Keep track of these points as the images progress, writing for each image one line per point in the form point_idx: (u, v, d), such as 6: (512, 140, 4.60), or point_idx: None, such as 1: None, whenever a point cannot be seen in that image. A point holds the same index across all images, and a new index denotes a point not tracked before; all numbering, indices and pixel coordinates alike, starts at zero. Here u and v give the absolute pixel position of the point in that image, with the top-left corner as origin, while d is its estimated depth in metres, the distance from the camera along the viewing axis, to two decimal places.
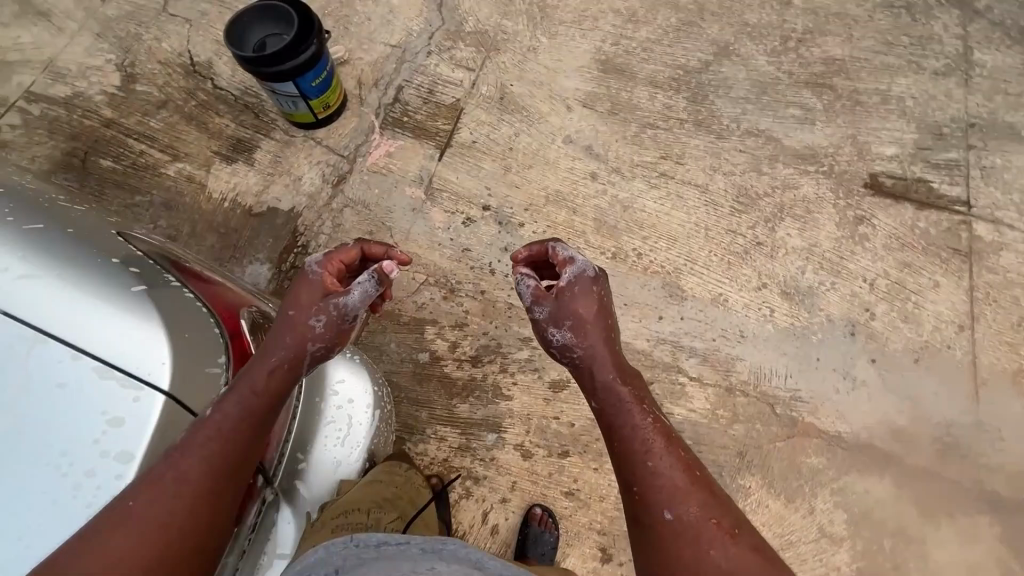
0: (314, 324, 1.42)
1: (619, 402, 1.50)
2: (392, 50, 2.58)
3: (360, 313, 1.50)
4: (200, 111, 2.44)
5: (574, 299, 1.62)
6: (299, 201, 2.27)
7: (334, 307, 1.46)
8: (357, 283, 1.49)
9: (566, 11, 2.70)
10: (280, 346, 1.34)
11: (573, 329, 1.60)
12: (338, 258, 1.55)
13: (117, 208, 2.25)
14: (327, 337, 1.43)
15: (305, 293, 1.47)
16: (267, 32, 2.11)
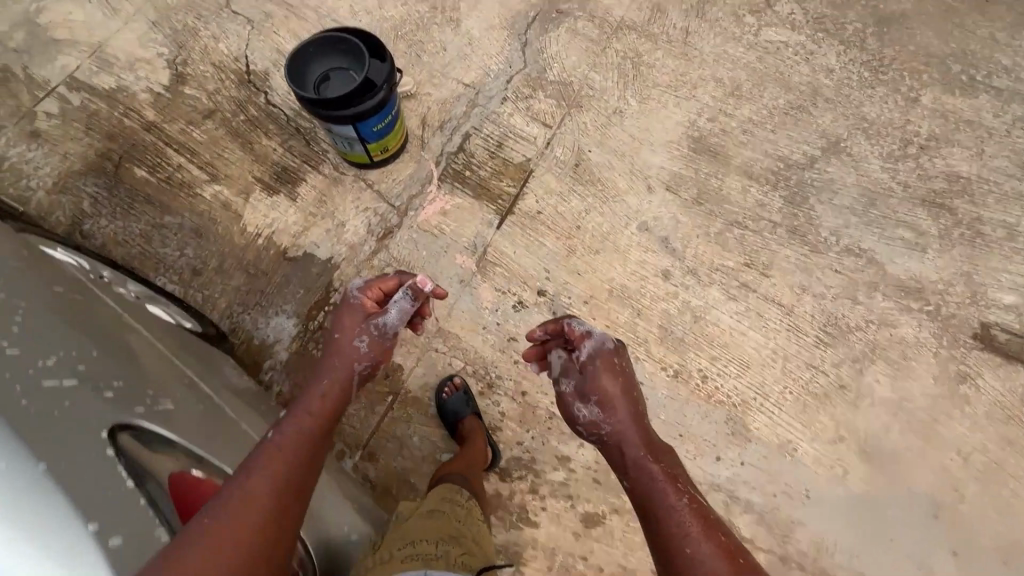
0: (359, 345, 1.47)
1: (649, 484, 1.30)
2: (464, 89, 2.33)
3: (399, 330, 1.55)
4: (248, 129, 2.23)
5: (598, 372, 1.46)
6: (338, 251, 2.05)
7: (376, 327, 1.51)
8: (392, 301, 1.54)
9: (663, 72, 2.42)
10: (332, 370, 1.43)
11: (597, 404, 1.44)
12: (377, 284, 1.57)
13: (144, 226, 2.06)
14: (370, 356, 1.49)
15: (348, 317, 1.51)
16: (333, 67, 1.88)
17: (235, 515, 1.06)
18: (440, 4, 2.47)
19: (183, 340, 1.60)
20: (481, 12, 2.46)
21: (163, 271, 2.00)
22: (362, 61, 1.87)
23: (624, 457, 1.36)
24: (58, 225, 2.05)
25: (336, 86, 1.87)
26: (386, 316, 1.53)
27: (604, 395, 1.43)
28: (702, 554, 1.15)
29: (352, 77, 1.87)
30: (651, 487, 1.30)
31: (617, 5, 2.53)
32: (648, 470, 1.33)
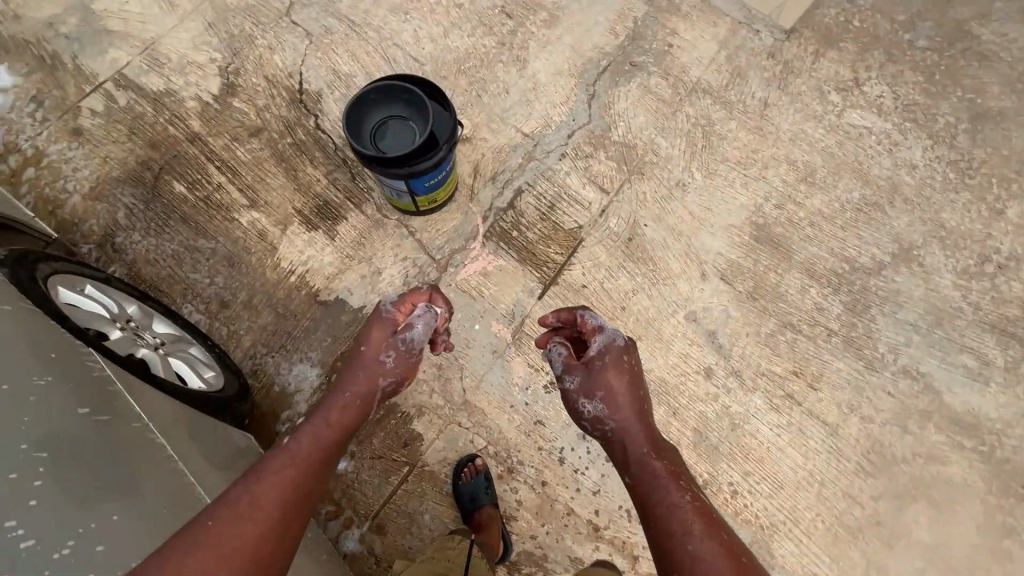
0: (385, 359, 1.48)
1: (650, 479, 1.32)
2: (522, 139, 2.20)
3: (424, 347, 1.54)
4: (294, 154, 2.13)
5: (605, 369, 1.49)
6: (371, 301, 1.97)
7: (404, 342, 1.50)
8: (419, 317, 1.54)
9: (734, 146, 2.27)
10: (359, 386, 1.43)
11: (603, 399, 1.46)
12: (410, 300, 1.57)
13: (176, 247, 1.99)
14: (395, 373, 1.49)
15: (377, 331, 1.52)
16: (391, 115, 1.77)
17: (244, 521, 1.08)
18: (507, 42, 2.34)
19: (198, 402, 1.50)
20: (550, 56, 2.33)
21: (190, 298, 1.94)
22: (422, 113, 1.75)
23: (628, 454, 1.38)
24: (90, 234, 1.99)
25: (393, 138, 1.76)
26: (414, 331, 1.52)
27: (610, 393, 1.46)
28: (702, 550, 1.15)
29: (411, 130, 1.76)
30: (653, 485, 1.31)
31: (695, 66, 2.37)
32: (651, 468, 1.34)
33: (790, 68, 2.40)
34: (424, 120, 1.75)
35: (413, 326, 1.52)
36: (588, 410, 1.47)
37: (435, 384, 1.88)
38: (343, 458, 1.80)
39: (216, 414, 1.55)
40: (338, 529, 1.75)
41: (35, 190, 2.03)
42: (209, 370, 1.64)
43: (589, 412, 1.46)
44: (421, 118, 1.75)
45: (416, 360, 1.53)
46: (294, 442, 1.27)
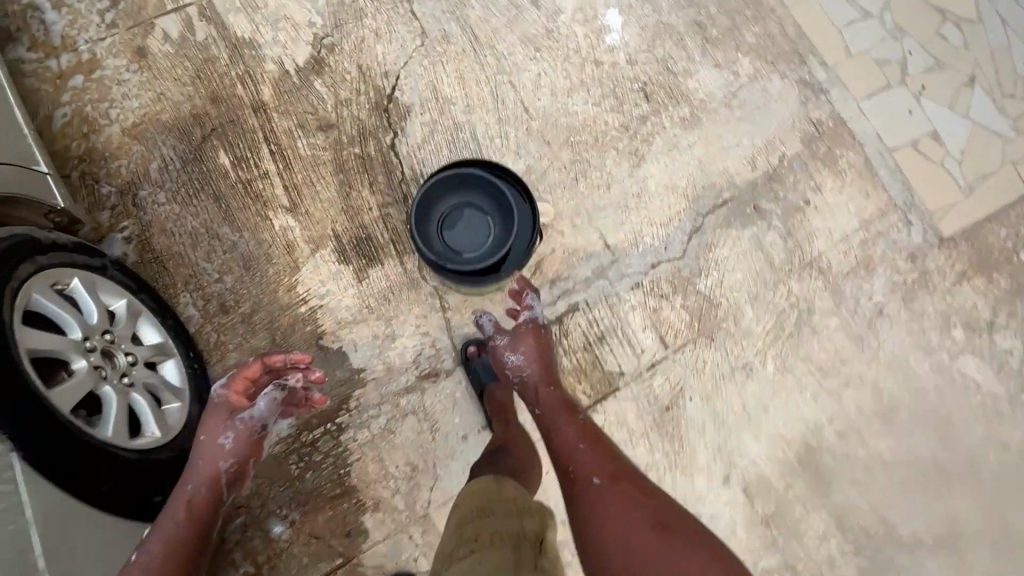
0: (222, 444, 1.44)
1: (550, 406, 1.53)
2: (602, 248, 1.92)
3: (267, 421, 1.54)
4: (355, 169, 1.89)
5: (529, 331, 1.69)
6: (373, 367, 1.78)
7: (243, 423, 1.48)
8: (263, 395, 1.54)
9: (823, 347, 1.97)
10: (201, 478, 1.39)
11: (524, 351, 1.65)
12: (240, 377, 1.51)
13: (197, 226, 1.80)
14: (239, 452, 1.47)
15: (210, 419, 1.46)
16: (469, 204, 1.61)
17: None
18: (632, 129, 2.03)
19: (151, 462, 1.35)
20: (670, 164, 2.02)
21: (191, 288, 1.76)
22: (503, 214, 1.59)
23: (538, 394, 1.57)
24: (116, 175, 1.80)
25: (464, 230, 1.61)
26: (254, 408, 1.51)
27: (525, 354, 1.65)
28: (591, 455, 1.35)
29: (486, 228, 1.59)
30: (551, 413, 1.51)
31: (822, 236, 2.04)
32: (552, 402, 1.54)
33: (925, 281, 2.05)
34: (504, 221, 1.58)
35: (255, 404, 1.52)
36: (511, 361, 1.64)
37: (402, 485, 1.71)
38: (280, 523, 1.67)
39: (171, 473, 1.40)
40: None
41: (76, 102, 1.82)
42: (175, 401, 1.50)
43: (511, 362, 1.64)
44: (501, 219, 1.59)
45: (259, 436, 1.52)
46: (141, 557, 1.26)
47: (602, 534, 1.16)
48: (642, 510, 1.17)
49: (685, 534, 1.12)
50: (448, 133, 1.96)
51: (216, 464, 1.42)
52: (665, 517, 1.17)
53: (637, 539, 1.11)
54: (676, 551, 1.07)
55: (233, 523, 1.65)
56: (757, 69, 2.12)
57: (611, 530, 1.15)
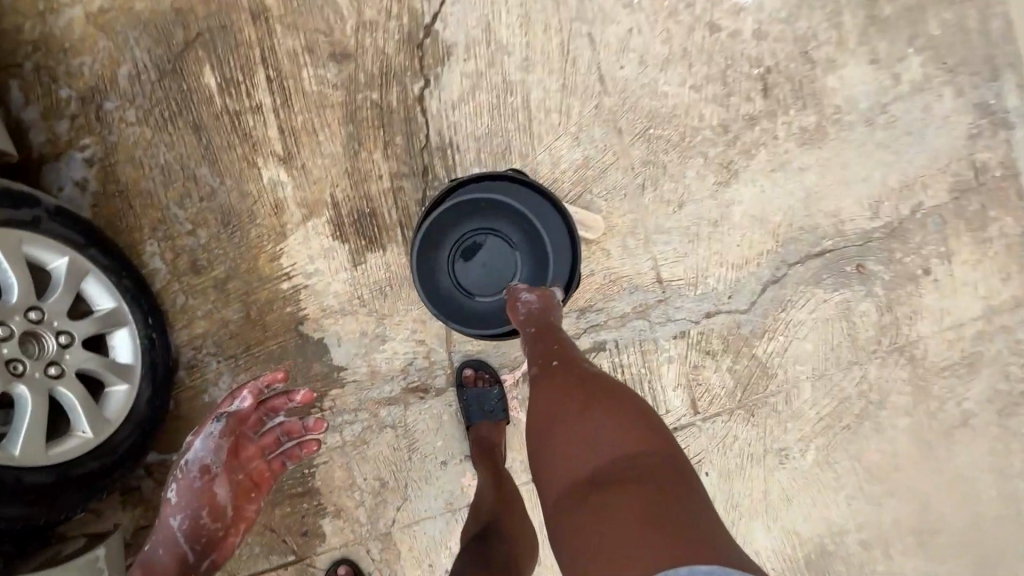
0: (169, 497, 1.34)
1: (540, 334, 1.23)
2: (651, 281, 1.55)
3: (212, 464, 1.36)
4: (369, 121, 1.50)
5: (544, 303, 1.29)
6: (355, 367, 1.55)
7: (184, 470, 1.35)
8: (202, 433, 1.36)
9: (882, 447, 1.64)
10: (161, 537, 1.33)
11: (533, 300, 1.29)
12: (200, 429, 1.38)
13: (170, 160, 1.48)
14: (190, 508, 1.34)
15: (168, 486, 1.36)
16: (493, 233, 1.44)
17: None
18: (733, 132, 1.54)
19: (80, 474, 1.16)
20: (768, 189, 1.55)
21: (159, 237, 1.49)
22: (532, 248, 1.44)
23: (527, 331, 1.25)
24: (76, 75, 1.45)
25: (485, 261, 1.45)
26: (191, 453, 1.35)
27: (539, 299, 1.29)
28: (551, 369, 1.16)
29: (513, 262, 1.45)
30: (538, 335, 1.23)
31: (930, 318, 1.62)
32: (550, 335, 1.23)
33: None
34: (534, 255, 1.44)
35: (192, 448, 1.36)
36: (523, 299, 1.31)
37: (367, 498, 1.57)
38: None
39: (105, 481, 1.21)
40: None
41: None
42: (121, 382, 1.26)
43: (525, 300, 1.30)
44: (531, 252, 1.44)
45: (206, 483, 1.35)
46: None
47: (538, 425, 1.10)
48: (577, 394, 1.09)
49: (615, 411, 1.06)
50: (494, 92, 1.50)
51: (169, 520, 1.33)
52: (597, 394, 1.09)
53: (569, 424, 1.05)
54: (604, 432, 1.02)
55: None
56: (926, 75, 1.56)
57: (549, 421, 1.08)
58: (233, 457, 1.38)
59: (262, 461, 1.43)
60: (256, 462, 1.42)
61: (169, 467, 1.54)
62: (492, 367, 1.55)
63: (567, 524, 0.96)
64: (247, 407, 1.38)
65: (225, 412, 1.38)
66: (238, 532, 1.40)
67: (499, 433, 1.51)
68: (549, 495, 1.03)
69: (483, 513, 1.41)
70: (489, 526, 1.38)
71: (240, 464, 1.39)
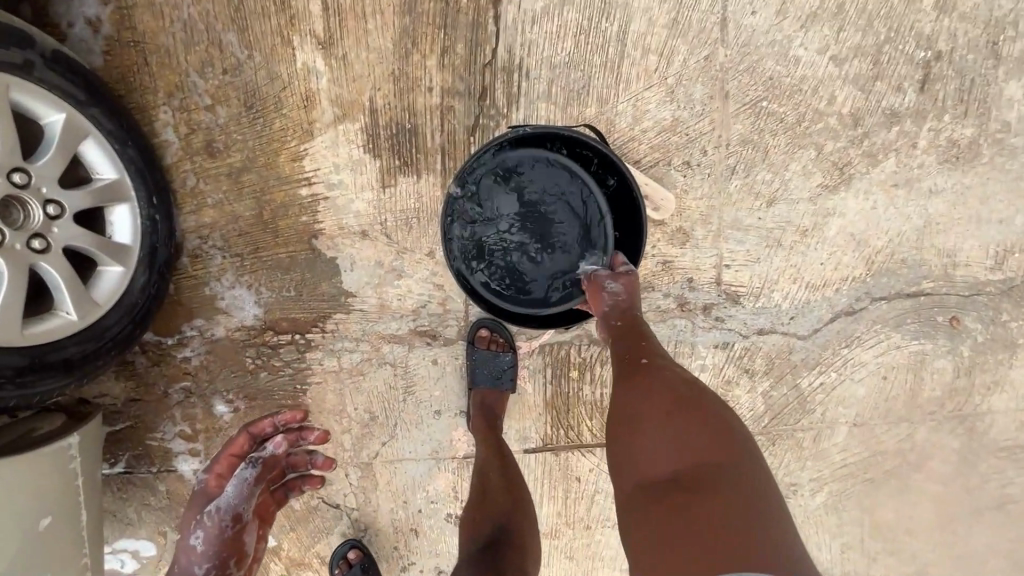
0: (194, 544, 1.37)
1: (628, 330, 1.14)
2: (708, 280, 1.35)
3: (243, 511, 1.41)
4: (429, 17, 1.24)
5: (624, 289, 1.18)
6: (365, 296, 1.43)
7: (213, 516, 1.39)
8: (238, 476, 1.41)
9: (900, 508, 1.51)
10: None
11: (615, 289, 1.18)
12: (225, 460, 1.42)
13: (197, 16, 1.26)
14: (209, 554, 1.37)
15: (187, 526, 1.39)
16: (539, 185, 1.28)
17: None
18: (864, 127, 1.24)
19: (58, 358, 1.09)
20: (882, 206, 1.28)
21: (174, 105, 1.31)
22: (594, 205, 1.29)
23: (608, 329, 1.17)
24: None
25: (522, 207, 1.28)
26: (222, 498, 1.40)
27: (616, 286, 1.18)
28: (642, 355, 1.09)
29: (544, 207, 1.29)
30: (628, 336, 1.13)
31: (1009, 392, 1.42)
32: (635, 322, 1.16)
33: None
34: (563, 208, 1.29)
35: (224, 491, 1.40)
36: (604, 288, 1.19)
37: (355, 426, 1.55)
38: (224, 406, 1.55)
39: (89, 365, 1.15)
40: (182, 450, 1.60)
41: None
42: (115, 265, 1.16)
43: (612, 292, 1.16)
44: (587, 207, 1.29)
45: (237, 530, 1.41)
46: None
47: (621, 412, 1.02)
48: (664, 389, 1.01)
49: (706, 420, 0.96)
50: (587, 13, 1.21)
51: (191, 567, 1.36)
52: (692, 408, 0.98)
53: (651, 423, 0.97)
54: (699, 435, 0.94)
55: (178, 385, 1.54)
56: None
57: (626, 410, 1.01)
58: (262, 496, 1.46)
59: (267, 494, 1.49)
60: (268, 499, 1.49)
61: (164, 349, 1.51)
62: (509, 332, 1.43)
63: (642, 522, 0.89)
64: (280, 451, 1.46)
65: (263, 454, 1.44)
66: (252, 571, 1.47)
67: (502, 402, 1.42)
68: (623, 489, 0.96)
69: (491, 512, 1.25)
70: (501, 526, 1.23)
71: (257, 504, 1.45)
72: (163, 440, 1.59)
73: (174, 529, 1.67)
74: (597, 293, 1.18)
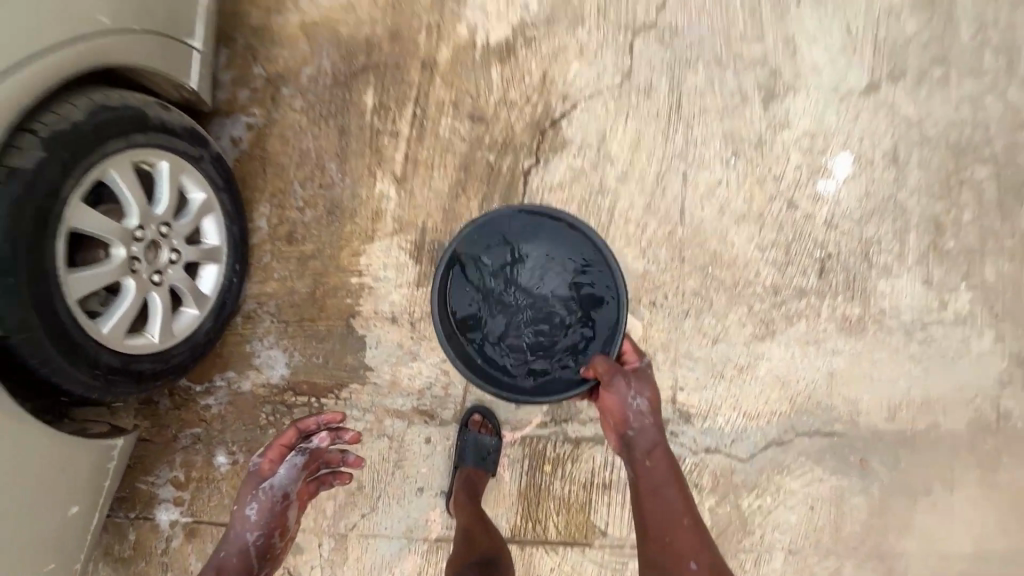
0: (248, 515, 1.47)
1: (660, 480, 1.38)
2: (666, 398, 1.66)
3: (290, 491, 1.52)
4: (477, 175, 1.74)
5: (648, 413, 1.41)
6: (380, 371, 1.69)
7: (265, 492, 1.50)
8: (288, 463, 1.52)
9: None
10: (232, 546, 1.47)
11: (641, 409, 1.41)
12: (278, 447, 1.51)
13: (312, 148, 1.75)
14: (261, 526, 1.49)
15: (243, 493, 1.50)
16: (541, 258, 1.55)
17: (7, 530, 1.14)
18: (781, 296, 1.68)
19: (137, 372, 1.32)
20: (798, 357, 1.66)
21: (274, 202, 1.73)
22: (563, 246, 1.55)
23: (644, 474, 1.39)
24: (272, 61, 1.76)
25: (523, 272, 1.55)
26: (275, 478, 1.51)
27: (638, 405, 1.41)
28: (683, 531, 1.32)
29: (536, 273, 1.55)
30: (662, 496, 1.36)
31: (918, 537, 1.64)
32: (667, 470, 1.39)
33: None
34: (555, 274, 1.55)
35: (275, 474, 1.50)
36: (634, 409, 1.42)
37: (341, 493, 1.68)
38: (225, 457, 1.69)
39: (150, 383, 1.36)
40: (167, 498, 1.69)
41: None
42: (194, 307, 1.45)
43: (637, 412, 1.41)
44: (563, 257, 1.55)
45: (283, 507, 1.51)
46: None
47: None
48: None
49: None
50: (588, 190, 1.73)
51: (244, 534, 1.47)
52: None
53: None
54: None
55: (189, 431, 1.69)
56: (974, 310, 1.67)
57: None
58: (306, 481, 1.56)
59: (306, 483, 1.56)
60: (310, 487, 1.57)
61: (190, 395, 1.70)
62: (497, 419, 1.66)
63: None
64: (323, 445, 1.55)
65: (316, 445, 1.55)
66: (287, 546, 1.59)
67: (484, 479, 1.60)
68: None
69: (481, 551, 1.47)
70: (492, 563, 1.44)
71: (302, 487, 1.55)
72: (154, 484, 1.69)
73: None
74: (624, 408, 1.41)
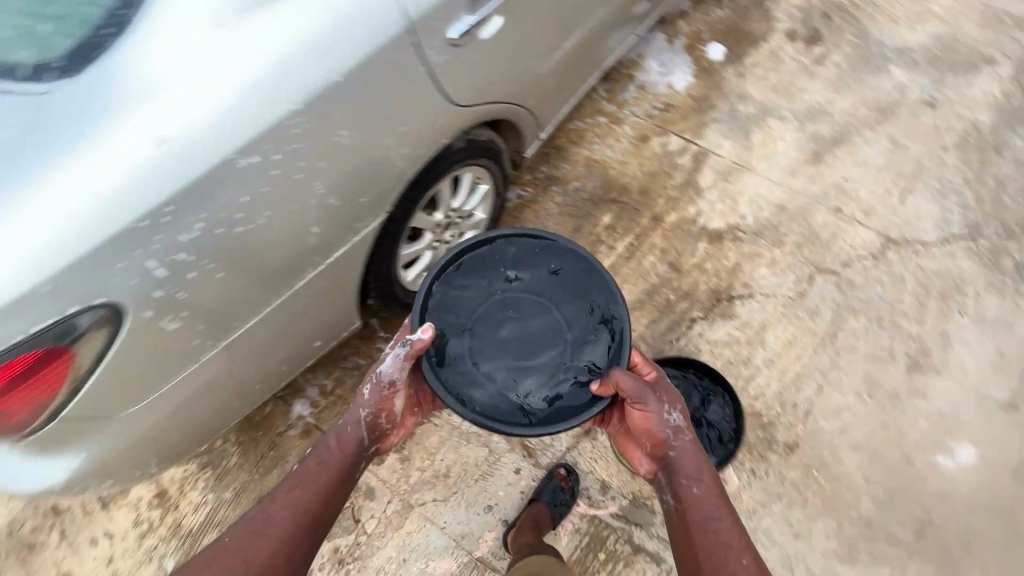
0: (364, 395, 1.31)
1: (704, 501, 1.22)
2: None
3: (399, 380, 1.32)
4: (657, 302, 2.18)
5: (678, 427, 1.30)
6: None
7: (375, 378, 1.31)
8: (393, 354, 1.30)
9: None
10: (348, 421, 1.32)
11: (671, 423, 1.30)
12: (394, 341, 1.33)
13: (552, 227, 2.35)
14: (373, 411, 1.31)
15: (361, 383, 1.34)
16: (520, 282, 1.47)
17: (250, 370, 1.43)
18: (873, 532, 1.82)
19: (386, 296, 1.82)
20: None
21: None
22: (543, 257, 1.49)
23: (684, 499, 1.24)
24: (556, 166, 2.47)
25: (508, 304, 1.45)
26: (383, 365, 1.31)
27: (668, 418, 1.30)
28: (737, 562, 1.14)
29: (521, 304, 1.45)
30: (711, 520, 1.19)
31: None
32: (711, 495, 1.23)
33: None
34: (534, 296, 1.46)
35: (384, 362, 1.30)
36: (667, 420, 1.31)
37: (428, 471, 1.91)
38: None
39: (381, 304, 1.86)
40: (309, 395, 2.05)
41: (587, 123, 2.56)
42: None
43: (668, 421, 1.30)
44: (531, 272, 1.48)
45: (393, 393, 1.33)
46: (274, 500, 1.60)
47: None
48: None
49: None
50: (737, 357, 2.07)
51: (358, 413, 1.31)
52: None
53: None
54: None
55: (356, 358, 2.10)
56: None
57: None
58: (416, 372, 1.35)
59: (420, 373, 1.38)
60: (415, 388, 1.43)
61: (372, 333, 2.13)
62: (579, 486, 1.86)
63: None
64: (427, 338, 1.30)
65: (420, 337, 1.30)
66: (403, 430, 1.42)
67: (547, 520, 1.77)
68: None
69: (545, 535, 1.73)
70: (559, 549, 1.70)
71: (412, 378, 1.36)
72: (307, 380, 2.07)
73: (243, 444, 1.99)
74: (652, 420, 1.30)
